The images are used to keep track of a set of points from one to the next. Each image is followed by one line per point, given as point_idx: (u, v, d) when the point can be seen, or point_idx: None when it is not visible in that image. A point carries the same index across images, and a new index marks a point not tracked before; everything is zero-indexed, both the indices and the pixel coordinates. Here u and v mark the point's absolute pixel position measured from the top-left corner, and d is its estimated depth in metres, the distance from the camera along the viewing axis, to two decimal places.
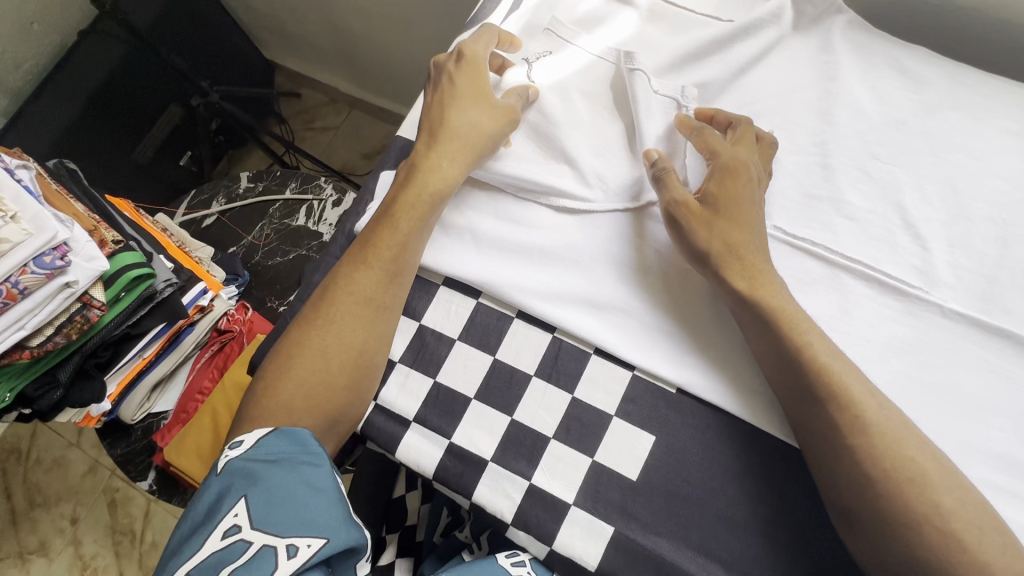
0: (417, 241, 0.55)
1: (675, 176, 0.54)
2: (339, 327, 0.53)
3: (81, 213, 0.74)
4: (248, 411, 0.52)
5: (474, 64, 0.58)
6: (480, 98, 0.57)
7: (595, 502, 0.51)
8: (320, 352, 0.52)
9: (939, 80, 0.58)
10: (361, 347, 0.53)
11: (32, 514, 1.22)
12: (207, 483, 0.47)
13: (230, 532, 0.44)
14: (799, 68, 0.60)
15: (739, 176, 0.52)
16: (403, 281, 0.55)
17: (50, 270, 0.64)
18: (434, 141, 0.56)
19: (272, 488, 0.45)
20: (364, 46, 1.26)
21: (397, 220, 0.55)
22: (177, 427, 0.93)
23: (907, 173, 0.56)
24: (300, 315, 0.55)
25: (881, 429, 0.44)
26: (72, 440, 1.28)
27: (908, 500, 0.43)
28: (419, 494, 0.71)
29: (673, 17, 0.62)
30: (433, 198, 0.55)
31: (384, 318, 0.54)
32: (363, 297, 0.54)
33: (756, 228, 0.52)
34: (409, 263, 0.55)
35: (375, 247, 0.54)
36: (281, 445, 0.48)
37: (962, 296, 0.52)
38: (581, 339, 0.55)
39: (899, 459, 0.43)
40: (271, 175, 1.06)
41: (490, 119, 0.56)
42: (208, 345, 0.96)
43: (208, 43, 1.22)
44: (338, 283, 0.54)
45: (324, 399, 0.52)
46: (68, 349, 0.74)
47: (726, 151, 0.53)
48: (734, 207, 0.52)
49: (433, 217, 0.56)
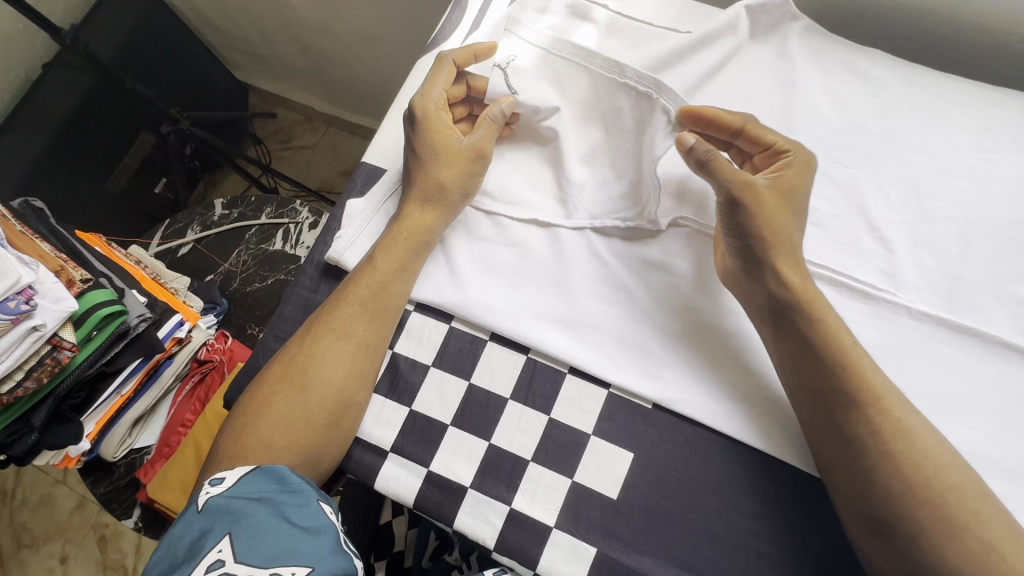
0: (396, 277, 0.55)
1: (722, 157, 0.49)
2: (320, 368, 0.53)
3: (46, 254, 0.73)
4: (226, 447, 0.52)
5: (431, 121, 0.56)
6: (448, 147, 0.56)
7: (576, 523, 0.51)
8: (301, 391, 0.52)
9: (895, 82, 0.59)
10: (343, 389, 0.53)
11: (20, 556, 1.20)
12: (186, 522, 0.45)
13: (213, 567, 0.42)
14: (758, 75, 0.61)
15: (810, 169, 0.53)
16: (385, 319, 0.55)
17: (15, 315, 0.62)
18: (414, 188, 0.57)
19: (257, 522, 0.44)
20: (335, 65, 1.25)
21: (377, 256, 0.55)
22: (161, 462, 0.91)
23: (868, 176, 0.56)
24: (284, 349, 0.55)
25: (905, 422, 0.45)
26: (58, 477, 1.25)
27: (940, 499, 0.42)
28: (406, 519, 0.71)
29: (631, 30, 0.63)
30: (413, 237, 0.56)
31: (368, 358, 0.54)
32: (345, 335, 0.54)
33: (801, 215, 0.52)
34: (388, 301, 0.55)
35: (355, 284, 0.55)
36: (265, 483, 0.48)
37: (929, 296, 0.52)
38: (555, 358, 0.55)
39: (903, 462, 0.43)
40: (247, 200, 1.05)
41: (459, 169, 0.56)
42: (189, 376, 0.95)
43: (175, 70, 1.21)
44: (323, 318, 0.55)
45: (302, 437, 0.51)
46: (40, 393, 0.73)
47: (798, 148, 0.53)
48: (801, 195, 0.52)
49: (414, 257, 0.56)
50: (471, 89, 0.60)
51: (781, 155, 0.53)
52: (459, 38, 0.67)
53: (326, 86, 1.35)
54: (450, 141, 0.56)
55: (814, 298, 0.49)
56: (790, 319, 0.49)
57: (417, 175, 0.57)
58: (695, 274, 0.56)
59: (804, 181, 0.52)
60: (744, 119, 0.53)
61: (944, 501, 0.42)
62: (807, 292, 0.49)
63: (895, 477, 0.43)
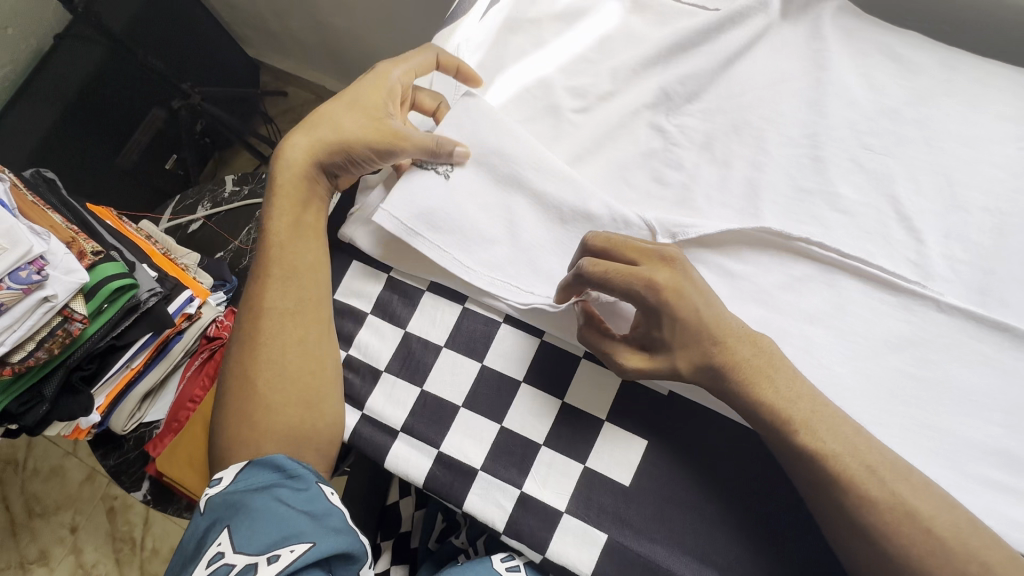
0: (292, 236, 0.56)
1: (589, 333, 0.50)
2: (257, 349, 0.54)
3: (58, 225, 0.72)
4: (220, 442, 0.54)
5: (377, 76, 0.57)
6: (363, 101, 0.56)
7: (587, 509, 0.50)
8: (243, 378, 0.54)
9: (932, 67, 0.57)
10: (285, 360, 0.53)
11: (32, 524, 1.22)
12: (191, 526, 0.47)
13: (214, 559, 0.43)
14: (789, 57, 0.59)
15: (680, 295, 0.45)
16: (301, 280, 0.55)
17: (27, 285, 0.63)
18: (309, 130, 0.56)
19: (255, 511, 0.45)
20: (349, 44, 1.23)
21: (272, 230, 0.56)
22: (169, 437, 0.90)
23: (900, 164, 0.54)
24: (228, 361, 0.57)
25: (829, 450, 0.43)
26: (69, 449, 1.27)
27: (886, 522, 0.42)
28: (413, 500, 0.69)
29: (659, 7, 0.61)
30: (292, 190, 0.56)
31: (298, 323, 0.54)
32: (264, 311, 0.54)
33: (703, 346, 0.45)
34: (303, 261, 0.56)
35: (268, 261, 0.56)
36: (263, 473, 0.48)
37: (958, 289, 0.51)
38: (570, 343, 0.54)
39: (844, 489, 0.42)
40: (257, 178, 1.04)
41: (352, 126, 0.55)
42: (198, 352, 0.94)
43: (188, 43, 1.20)
44: (244, 311, 0.56)
45: (276, 423, 0.52)
46: (51, 364, 0.73)
47: (658, 277, 0.45)
48: (688, 334, 0.45)
49: (303, 212, 0.57)
50: (440, 65, 0.59)
51: (643, 297, 0.45)
52: (479, 10, 0.63)
53: (338, 64, 1.33)
54: (356, 97, 0.57)
55: (760, 376, 0.45)
56: (727, 395, 0.46)
57: (300, 126, 0.58)
58: (722, 261, 0.53)
59: (682, 316, 0.45)
60: (581, 266, 0.47)
61: (887, 524, 0.42)
62: (756, 373, 0.45)
63: (835, 509, 0.43)
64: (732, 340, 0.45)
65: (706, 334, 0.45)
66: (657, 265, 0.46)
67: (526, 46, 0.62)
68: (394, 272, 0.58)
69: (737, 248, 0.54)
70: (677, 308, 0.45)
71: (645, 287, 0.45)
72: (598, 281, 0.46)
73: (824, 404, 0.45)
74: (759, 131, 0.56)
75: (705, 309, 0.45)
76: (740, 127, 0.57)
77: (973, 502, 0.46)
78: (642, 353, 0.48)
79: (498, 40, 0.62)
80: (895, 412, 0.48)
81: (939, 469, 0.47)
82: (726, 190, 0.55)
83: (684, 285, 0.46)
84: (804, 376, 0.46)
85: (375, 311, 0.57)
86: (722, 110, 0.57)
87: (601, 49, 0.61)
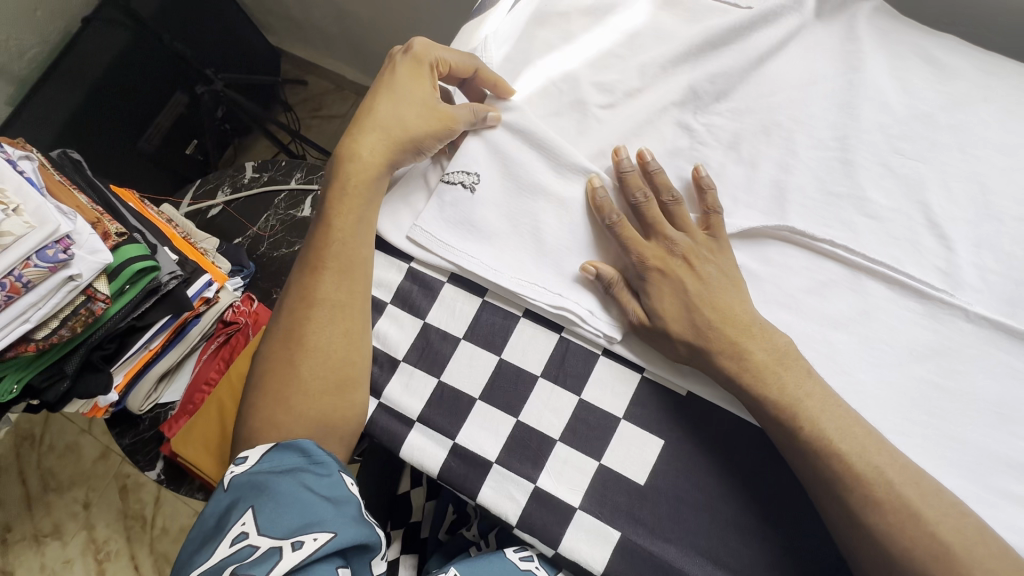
0: (354, 232, 0.56)
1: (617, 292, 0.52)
2: (305, 336, 0.54)
3: (84, 205, 0.73)
4: (247, 422, 0.54)
5: (416, 62, 0.58)
6: (409, 92, 0.57)
7: (601, 506, 0.50)
8: (287, 363, 0.54)
9: (969, 72, 0.56)
10: (331, 350, 0.53)
11: (46, 499, 1.24)
12: (214, 501, 0.47)
13: (238, 538, 0.43)
14: (821, 57, 0.58)
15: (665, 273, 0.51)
16: (354, 274, 0.55)
17: (54, 263, 0.63)
18: (360, 126, 0.57)
19: (279, 493, 0.45)
20: (371, 34, 1.23)
21: (332, 222, 0.56)
22: (183, 419, 0.91)
23: (932, 170, 0.53)
24: (267, 343, 0.56)
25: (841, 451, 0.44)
26: (84, 426, 1.29)
27: (892, 526, 0.43)
28: (424, 491, 0.70)
29: (689, 4, 0.60)
30: (361, 188, 0.56)
31: (349, 316, 0.54)
32: (316, 301, 0.54)
33: (687, 319, 0.49)
34: (359, 257, 0.56)
35: (323, 252, 0.55)
36: (288, 457, 0.49)
37: (989, 300, 0.50)
38: (589, 339, 0.54)
39: (853, 492, 0.43)
40: (277, 165, 1.05)
41: (409, 119, 0.56)
42: (214, 336, 0.95)
43: (213, 30, 1.20)
44: (294, 298, 0.56)
45: (310, 409, 0.53)
46: (74, 341, 0.74)
47: (652, 248, 0.52)
48: (673, 309, 0.50)
49: (368, 207, 0.57)
50: (479, 75, 0.58)
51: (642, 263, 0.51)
52: (507, 4, 0.63)
53: (359, 55, 1.33)
54: (403, 85, 0.57)
55: (764, 376, 0.47)
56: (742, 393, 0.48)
57: (358, 125, 0.57)
58: (747, 262, 0.53)
59: (660, 290, 0.50)
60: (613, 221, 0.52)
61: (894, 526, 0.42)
62: (763, 367, 0.47)
63: (844, 516, 0.44)
64: (741, 337, 0.48)
65: (696, 314, 0.49)
66: (660, 243, 0.52)
67: (554, 40, 0.61)
68: (414, 264, 0.58)
69: (762, 251, 0.53)
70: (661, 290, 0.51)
71: (635, 259, 0.52)
72: (623, 240, 0.52)
73: (835, 404, 0.46)
74: (789, 133, 0.56)
75: (692, 291, 0.50)
76: (769, 128, 0.56)
77: (995, 517, 0.45)
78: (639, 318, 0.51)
79: (525, 33, 0.62)
80: (918, 423, 0.48)
81: (961, 482, 0.46)
82: (752, 192, 0.55)
83: (675, 267, 0.51)
84: (814, 376, 0.47)
85: (395, 301, 0.57)
86: (751, 110, 0.57)
87: (629, 45, 0.60)
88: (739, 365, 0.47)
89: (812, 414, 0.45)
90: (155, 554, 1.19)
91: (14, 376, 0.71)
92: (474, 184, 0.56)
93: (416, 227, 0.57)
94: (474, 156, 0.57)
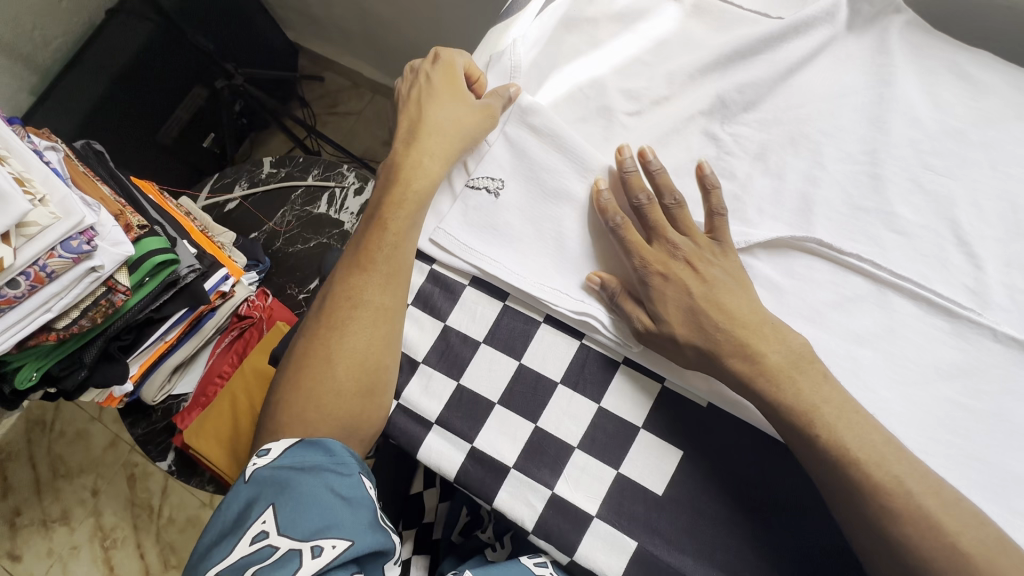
0: (404, 237, 0.56)
1: (621, 300, 0.52)
2: (344, 337, 0.54)
3: (107, 197, 0.74)
4: (275, 415, 0.54)
5: (451, 68, 0.61)
6: (454, 96, 0.59)
7: (618, 515, 0.50)
8: (325, 361, 0.54)
9: (1002, 88, 0.55)
10: (370, 353, 0.54)
11: (55, 484, 1.25)
12: (234, 493, 0.47)
13: (258, 537, 0.44)
14: (850, 70, 0.57)
15: (667, 276, 0.50)
16: (399, 279, 0.56)
17: (77, 254, 0.63)
18: (416, 134, 0.58)
19: (301, 494, 0.45)
20: (392, 33, 1.24)
21: (386, 226, 0.56)
22: (196, 411, 0.91)
23: (962, 187, 0.53)
24: (304, 338, 0.56)
25: (865, 469, 0.44)
26: (95, 414, 1.30)
27: (912, 545, 0.42)
28: (437, 492, 0.70)
29: (719, 13, 0.60)
30: (416, 193, 0.56)
31: (390, 320, 0.55)
32: (362, 302, 0.55)
33: (695, 324, 0.49)
34: (404, 261, 0.56)
35: (371, 253, 0.56)
36: (311, 453, 0.49)
37: (1017, 320, 0.49)
38: (608, 347, 0.54)
39: (877, 508, 0.43)
40: (294, 161, 1.05)
41: (456, 123, 0.58)
42: (229, 329, 0.96)
43: (234, 25, 1.21)
44: (338, 297, 0.56)
45: (341, 410, 0.53)
46: (92, 332, 0.74)
47: (654, 252, 0.51)
48: (680, 312, 0.49)
49: (419, 212, 0.57)
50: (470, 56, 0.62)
51: (642, 267, 0.51)
52: (535, 9, 0.62)
53: (379, 53, 1.33)
54: (449, 91, 0.59)
55: (790, 391, 0.46)
56: (765, 407, 0.47)
57: (414, 131, 0.58)
58: (772, 275, 0.53)
59: (667, 295, 0.50)
60: (615, 220, 0.52)
61: (915, 545, 0.42)
62: (782, 374, 0.46)
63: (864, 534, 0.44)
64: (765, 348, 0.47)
65: (706, 320, 0.49)
66: (666, 249, 0.52)
67: (581, 45, 0.61)
68: (436, 265, 0.58)
69: (787, 263, 0.53)
70: (663, 289, 0.50)
71: (636, 263, 0.51)
72: (624, 242, 0.52)
73: (861, 422, 0.45)
74: (817, 144, 0.55)
75: (698, 295, 0.49)
76: (796, 139, 0.56)
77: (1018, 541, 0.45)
78: (647, 322, 0.50)
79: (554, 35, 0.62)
80: (942, 442, 0.47)
81: (985, 504, 0.46)
82: (779, 204, 0.54)
83: (679, 269, 0.51)
84: (840, 390, 0.47)
85: (416, 302, 0.57)
86: (779, 121, 0.56)
87: (656, 52, 0.60)
88: (766, 376, 0.47)
89: (833, 425, 0.45)
90: (161, 543, 1.20)
91: (33, 364, 0.72)
92: (495, 189, 0.57)
93: (440, 228, 0.57)
94: (500, 161, 0.57)
